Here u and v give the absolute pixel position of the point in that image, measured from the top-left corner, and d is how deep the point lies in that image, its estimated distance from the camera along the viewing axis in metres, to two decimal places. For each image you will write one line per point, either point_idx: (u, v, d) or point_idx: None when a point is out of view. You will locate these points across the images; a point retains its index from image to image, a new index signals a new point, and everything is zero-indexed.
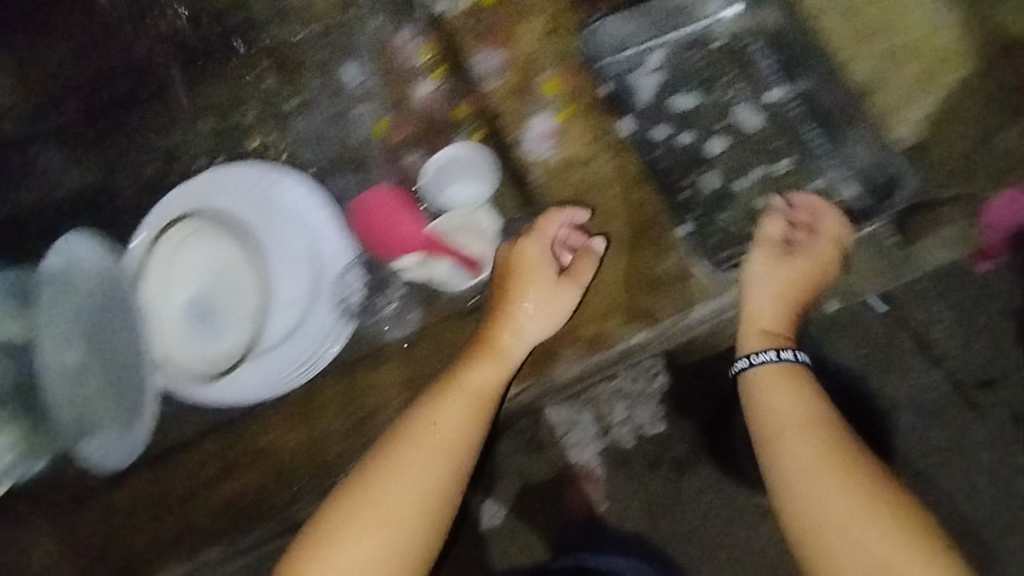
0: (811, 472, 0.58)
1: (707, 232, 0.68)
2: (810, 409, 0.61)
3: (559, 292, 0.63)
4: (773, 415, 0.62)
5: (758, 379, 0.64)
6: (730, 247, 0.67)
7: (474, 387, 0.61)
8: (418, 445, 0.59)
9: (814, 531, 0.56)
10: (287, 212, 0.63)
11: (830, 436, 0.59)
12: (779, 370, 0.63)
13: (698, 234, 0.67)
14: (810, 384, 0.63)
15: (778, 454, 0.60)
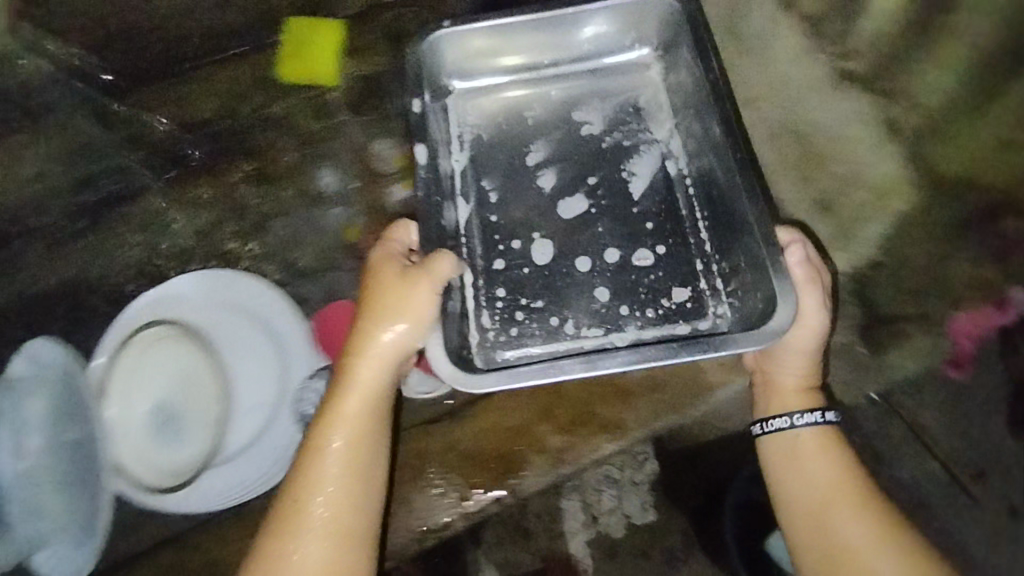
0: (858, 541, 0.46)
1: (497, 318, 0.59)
2: (848, 477, 0.50)
3: (415, 297, 0.50)
4: (800, 485, 0.50)
5: (793, 439, 0.53)
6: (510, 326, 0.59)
7: (348, 442, 0.49)
8: (304, 531, 0.46)
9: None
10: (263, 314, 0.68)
11: (861, 496, 0.48)
12: (818, 436, 0.52)
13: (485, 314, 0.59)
14: (844, 452, 0.51)
15: (832, 520, 0.48)
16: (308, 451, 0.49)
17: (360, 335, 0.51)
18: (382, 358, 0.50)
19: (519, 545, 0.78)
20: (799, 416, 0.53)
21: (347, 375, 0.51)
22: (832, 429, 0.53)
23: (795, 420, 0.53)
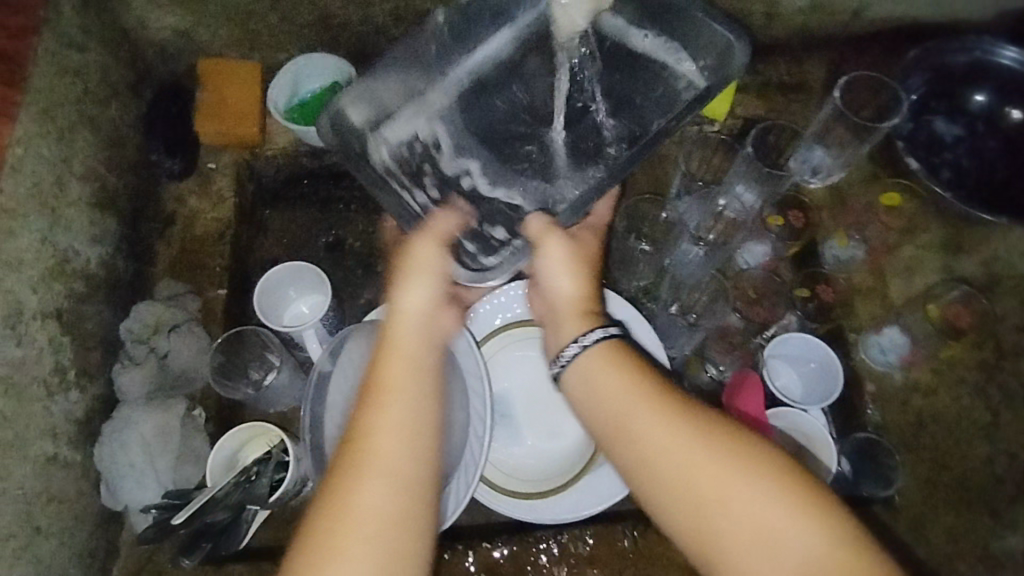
0: (663, 436, 0.61)
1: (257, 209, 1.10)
2: (644, 384, 0.65)
3: (431, 260, 0.75)
4: (606, 393, 0.66)
5: (582, 358, 0.68)
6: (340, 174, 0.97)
7: (383, 403, 0.66)
8: (372, 460, 0.63)
9: (699, 513, 0.58)
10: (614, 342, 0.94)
11: (641, 380, 0.65)
12: (599, 349, 0.68)
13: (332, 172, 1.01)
14: (628, 352, 0.68)
15: (635, 433, 0.63)
16: (379, 392, 0.67)
17: (391, 314, 0.73)
18: (416, 316, 0.72)
19: None
20: (584, 338, 0.69)
21: (392, 329, 0.72)
22: (618, 339, 0.69)
23: (581, 342, 0.69)
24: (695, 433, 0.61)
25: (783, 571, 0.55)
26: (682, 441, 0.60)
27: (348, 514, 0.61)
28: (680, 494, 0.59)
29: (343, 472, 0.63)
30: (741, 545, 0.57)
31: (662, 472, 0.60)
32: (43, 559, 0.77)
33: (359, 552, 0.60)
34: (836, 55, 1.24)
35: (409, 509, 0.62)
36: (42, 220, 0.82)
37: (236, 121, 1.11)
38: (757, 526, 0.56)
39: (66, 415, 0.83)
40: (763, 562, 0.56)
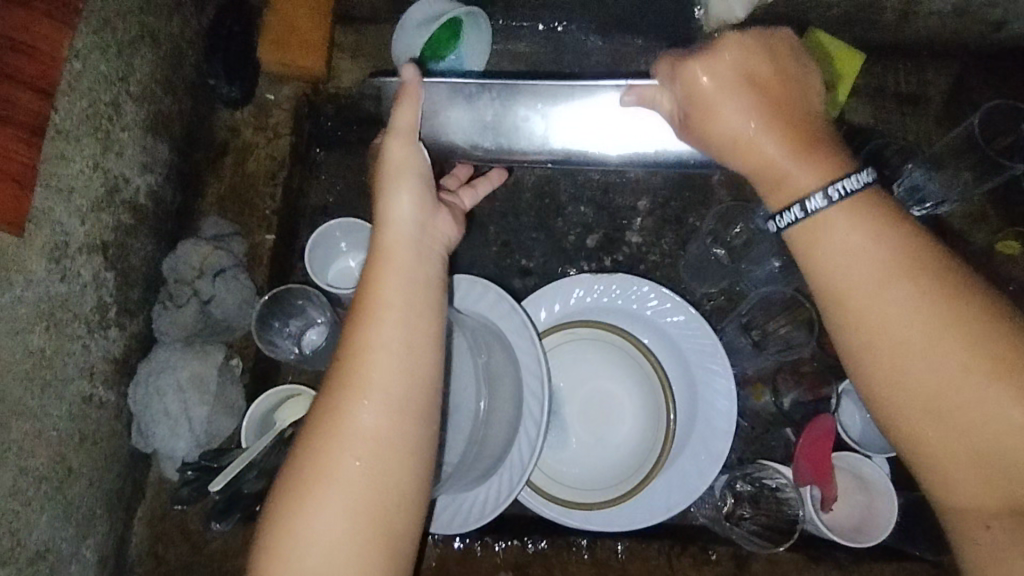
0: (910, 314, 0.50)
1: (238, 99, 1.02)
2: (887, 250, 0.52)
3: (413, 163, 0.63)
4: (846, 255, 0.53)
5: (817, 220, 0.54)
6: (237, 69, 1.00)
7: (376, 326, 0.56)
8: (361, 398, 0.54)
9: (917, 404, 0.50)
10: (686, 355, 0.89)
11: (905, 247, 0.52)
12: (845, 205, 0.53)
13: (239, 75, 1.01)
14: (876, 216, 0.53)
15: (870, 314, 0.52)
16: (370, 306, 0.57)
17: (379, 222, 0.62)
18: (405, 221, 0.61)
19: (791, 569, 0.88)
20: (833, 190, 0.54)
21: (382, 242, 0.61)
22: (870, 193, 0.54)
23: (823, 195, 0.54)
24: (959, 318, 0.50)
25: (990, 484, 0.49)
26: (936, 327, 0.50)
27: (339, 438, 0.53)
28: (909, 388, 0.50)
29: (334, 389, 0.55)
30: (965, 442, 0.49)
31: (890, 363, 0.51)
32: (72, 500, 0.75)
33: (345, 475, 0.52)
34: (961, 67, 1.11)
35: (400, 434, 0.54)
36: (94, 144, 0.75)
37: (303, 53, 1.02)
38: (990, 424, 0.49)
39: (104, 354, 0.79)
40: (983, 474, 0.49)
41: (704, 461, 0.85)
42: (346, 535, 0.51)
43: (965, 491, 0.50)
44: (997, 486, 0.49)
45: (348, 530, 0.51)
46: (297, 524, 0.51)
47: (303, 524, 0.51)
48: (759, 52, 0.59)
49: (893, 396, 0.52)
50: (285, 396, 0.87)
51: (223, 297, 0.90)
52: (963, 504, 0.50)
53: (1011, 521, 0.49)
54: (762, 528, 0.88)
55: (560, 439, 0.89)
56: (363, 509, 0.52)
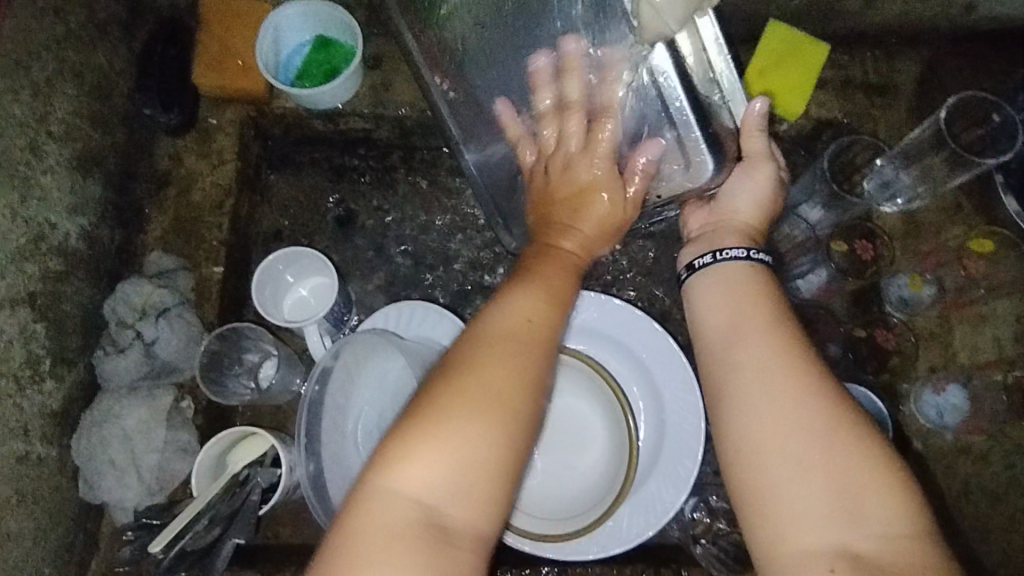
0: (751, 361, 0.59)
1: (175, 127, 0.97)
2: (749, 300, 0.63)
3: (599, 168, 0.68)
4: (723, 310, 0.64)
5: (712, 271, 0.67)
6: (171, 97, 0.96)
7: (524, 301, 0.60)
8: (483, 399, 0.54)
9: (767, 433, 0.56)
10: (652, 374, 0.86)
11: (761, 306, 0.62)
12: (723, 271, 0.67)
13: (175, 102, 0.96)
14: (747, 283, 0.65)
15: (736, 351, 0.60)
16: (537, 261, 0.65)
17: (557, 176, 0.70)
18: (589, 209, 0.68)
19: None
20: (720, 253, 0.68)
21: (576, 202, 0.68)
22: (751, 264, 0.67)
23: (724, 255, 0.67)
24: (801, 378, 0.57)
25: (826, 524, 0.53)
26: (790, 384, 0.57)
27: (483, 366, 0.55)
28: (754, 412, 0.57)
29: (444, 395, 0.54)
30: (807, 477, 0.54)
31: (748, 419, 0.57)
32: (15, 564, 0.72)
33: (482, 393, 0.54)
34: (930, 53, 1.07)
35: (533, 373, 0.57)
36: (10, 192, 0.72)
37: (240, 74, 0.97)
38: (836, 468, 0.53)
39: (41, 410, 0.76)
40: (826, 511, 0.53)
41: (673, 482, 0.82)
42: (484, 462, 0.53)
43: (800, 533, 0.53)
44: (834, 525, 0.52)
45: (477, 469, 0.53)
46: (431, 434, 0.52)
47: (428, 438, 0.52)
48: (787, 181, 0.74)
49: (748, 449, 0.56)
50: (236, 439, 0.84)
51: (168, 340, 0.87)
52: (801, 546, 0.53)
53: (854, 573, 0.51)
54: (736, 544, 0.85)
55: (522, 473, 0.86)
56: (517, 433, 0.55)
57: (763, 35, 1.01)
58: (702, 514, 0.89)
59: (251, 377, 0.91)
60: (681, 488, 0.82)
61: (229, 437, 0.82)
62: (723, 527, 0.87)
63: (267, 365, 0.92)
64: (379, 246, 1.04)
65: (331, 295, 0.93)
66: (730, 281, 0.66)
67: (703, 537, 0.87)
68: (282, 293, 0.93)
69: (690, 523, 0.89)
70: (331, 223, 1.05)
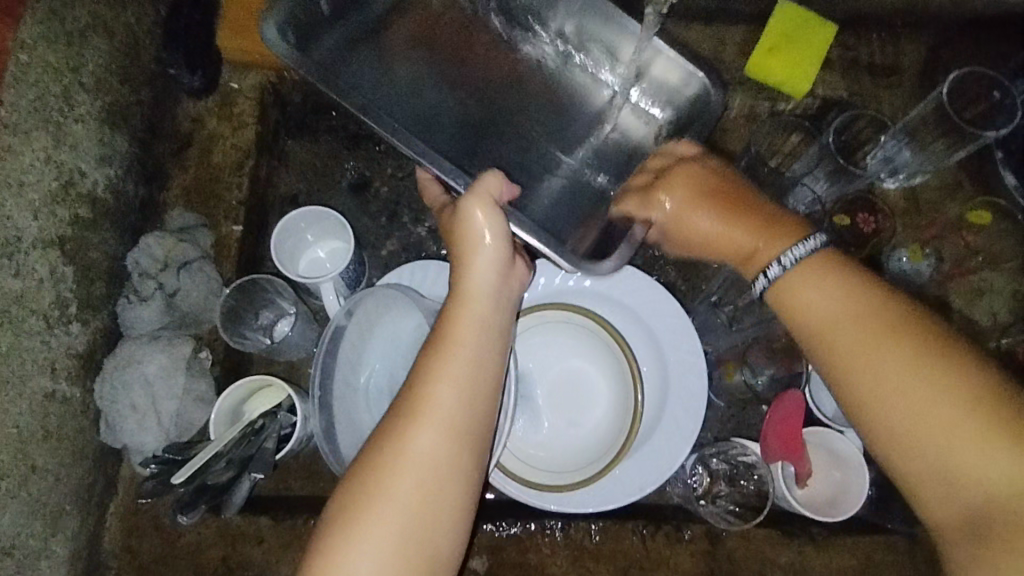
0: (865, 360, 0.57)
1: (198, 90, 1.00)
2: (844, 296, 0.59)
3: (494, 230, 0.66)
4: (824, 307, 0.60)
5: (787, 275, 0.62)
6: (196, 60, 0.99)
7: (449, 373, 0.61)
8: (405, 476, 0.57)
9: (876, 409, 0.56)
10: (658, 336, 0.89)
11: (859, 295, 0.59)
12: (806, 263, 0.62)
13: (200, 65, 0.99)
14: (841, 273, 0.61)
15: (842, 352, 0.58)
16: (440, 342, 0.63)
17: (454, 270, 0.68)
18: (486, 285, 0.66)
19: (773, 546, 0.87)
20: (786, 256, 0.63)
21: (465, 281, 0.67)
22: (828, 252, 0.62)
23: (792, 253, 0.62)
24: (923, 371, 0.54)
25: (971, 508, 0.52)
26: (907, 377, 0.54)
27: (395, 467, 0.58)
28: (874, 413, 0.56)
29: (359, 483, 0.58)
30: (926, 450, 0.53)
31: (877, 416, 0.56)
32: (39, 495, 0.75)
33: (414, 479, 0.58)
34: (936, 37, 1.09)
35: (458, 458, 0.59)
36: (44, 137, 0.75)
37: (263, 39, 1.00)
38: (956, 435, 0.52)
39: (67, 350, 0.79)
40: (967, 496, 0.52)
41: (676, 440, 0.85)
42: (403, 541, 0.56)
43: (940, 513, 0.53)
44: (963, 492, 0.52)
45: (393, 562, 0.56)
46: (345, 541, 0.56)
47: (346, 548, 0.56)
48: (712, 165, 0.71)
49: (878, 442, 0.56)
50: (253, 385, 0.86)
51: (189, 291, 0.89)
52: (941, 519, 0.53)
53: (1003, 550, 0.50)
54: (732, 501, 0.89)
55: (526, 432, 0.88)
56: (437, 496, 0.58)
57: (772, 16, 1.04)
58: (701, 476, 0.90)
59: (267, 332, 0.93)
60: (683, 445, 0.85)
61: (248, 383, 0.85)
62: (720, 486, 0.90)
63: (283, 322, 0.94)
64: (391, 213, 1.06)
65: (347, 256, 0.95)
66: (802, 279, 0.62)
67: (701, 498, 0.89)
68: (299, 251, 0.96)
69: (690, 484, 0.90)
70: (347, 190, 1.06)
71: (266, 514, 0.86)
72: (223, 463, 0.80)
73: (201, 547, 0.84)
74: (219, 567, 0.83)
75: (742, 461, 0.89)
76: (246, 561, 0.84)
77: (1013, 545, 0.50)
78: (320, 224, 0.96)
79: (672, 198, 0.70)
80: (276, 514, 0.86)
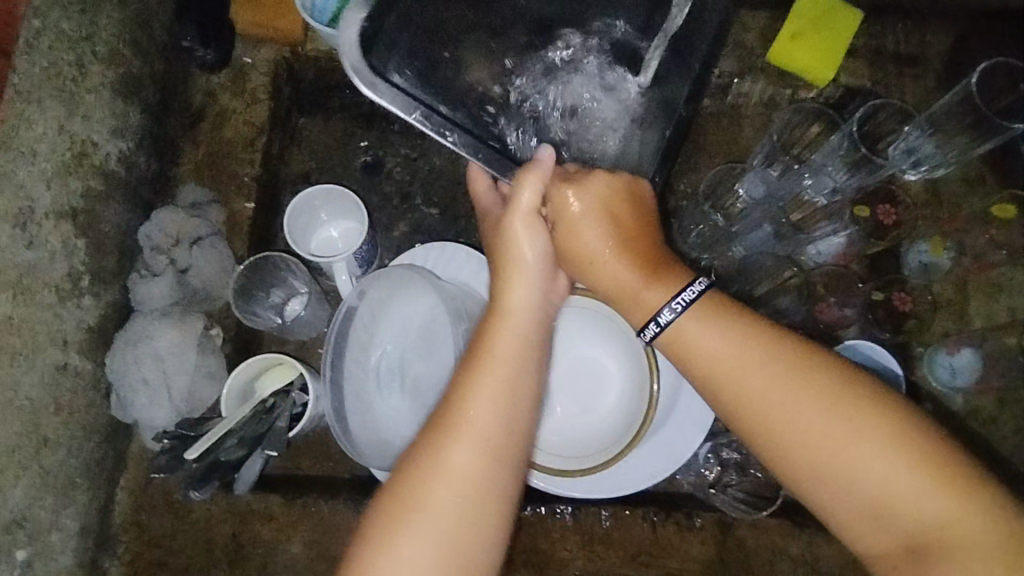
0: (767, 401, 0.58)
1: (210, 64, 0.98)
2: (747, 333, 0.61)
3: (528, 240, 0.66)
4: (720, 352, 0.61)
5: (678, 326, 0.63)
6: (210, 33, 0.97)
7: (496, 393, 0.60)
8: (436, 491, 0.56)
9: (779, 433, 0.58)
10: None
11: (753, 336, 0.61)
12: (696, 309, 0.63)
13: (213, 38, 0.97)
14: (733, 313, 0.62)
15: (748, 397, 0.59)
16: (479, 360, 0.61)
17: (494, 296, 0.66)
18: (523, 292, 0.65)
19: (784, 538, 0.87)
20: (675, 302, 0.63)
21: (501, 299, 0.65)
22: (714, 295, 0.63)
23: (677, 302, 0.63)
24: (823, 403, 0.57)
25: (887, 529, 0.55)
26: (811, 412, 0.57)
27: (424, 487, 0.57)
28: (782, 461, 0.58)
29: (386, 511, 0.57)
30: (834, 483, 0.56)
31: (789, 461, 0.58)
32: (51, 469, 0.75)
33: (448, 500, 0.56)
34: (964, 26, 1.06)
35: (493, 476, 0.58)
36: (56, 106, 0.73)
37: (277, 13, 0.98)
38: (866, 477, 0.55)
39: (78, 323, 0.79)
40: (868, 520, 0.56)
41: (689, 427, 0.85)
42: (443, 564, 0.55)
43: (868, 540, 0.56)
44: (886, 528, 0.55)
45: None
46: (387, 571, 0.55)
47: (395, 543, 0.55)
48: (624, 193, 0.68)
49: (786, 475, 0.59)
50: (266, 362, 0.85)
51: (201, 268, 0.88)
52: (867, 549, 0.57)
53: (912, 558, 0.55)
54: (743, 491, 0.88)
55: (537, 416, 0.88)
56: (469, 514, 0.57)
57: None
58: (712, 465, 0.90)
59: (278, 311, 0.92)
60: (696, 434, 0.84)
61: (260, 360, 0.84)
62: (732, 475, 0.89)
63: (295, 302, 0.93)
64: (406, 194, 1.03)
65: (360, 235, 0.93)
66: (706, 331, 0.62)
67: (712, 487, 0.89)
68: (311, 230, 0.94)
69: (701, 473, 0.90)
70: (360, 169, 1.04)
71: (276, 492, 0.87)
72: (238, 439, 0.80)
73: (212, 524, 0.84)
74: (230, 543, 0.84)
75: (754, 451, 0.89)
76: (256, 538, 0.84)
77: (932, 560, 0.54)
78: (332, 202, 0.94)
79: (576, 209, 0.66)
80: (288, 493, 0.86)
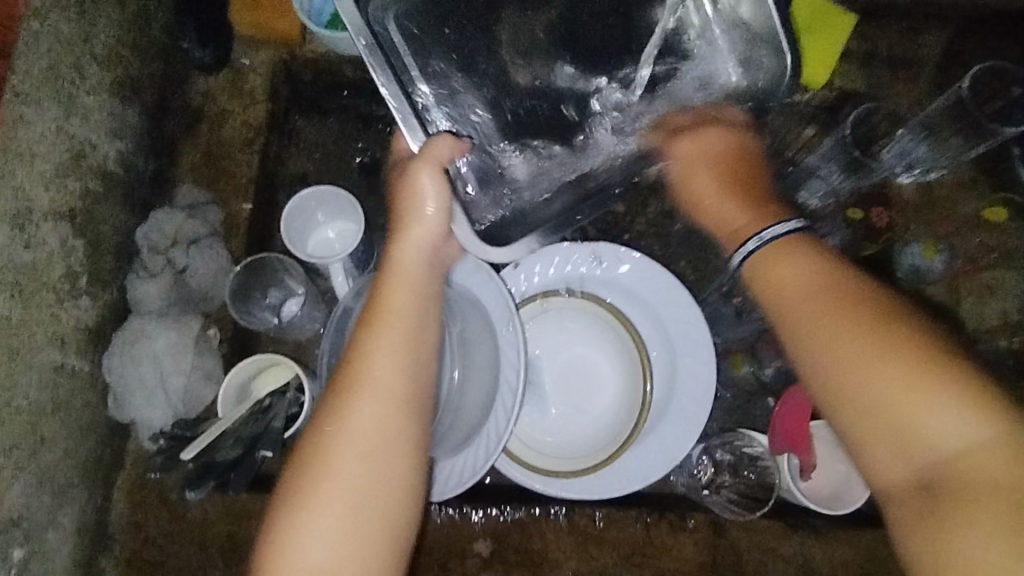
0: (808, 325, 0.61)
1: (208, 65, 0.99)
2: (814, 267, 0.64)
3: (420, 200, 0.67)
4: (788, 280, 0.64)
5: (761, 254, 0.67)
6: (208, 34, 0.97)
7: (387, 344, 0.63)
8: (347, 449, 0.59)
9: (820, 347, 0.59)
10: (669, 326, 0.88)
11: (824, 268, 0.63)
12: (778, 244, 0.67)
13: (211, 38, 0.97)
14: (806, 252, 0.65)
15: (797, 319, 0.62)
16: (373, 317, 0.65)
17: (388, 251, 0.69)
18: (418, 248, 0.68)
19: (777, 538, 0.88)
20: (759, 238, 0.68)
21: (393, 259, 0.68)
22: (793, 236, 0.67)
23: (764, 235, 0.68)
24: (859, 325, 0.58)
25: (909, 461, 0.52)
26: (841, 335, 0.58)
27: (330, 449, 0.59)
28: (819, 380, 0.59)
29: (295, 475, 0.59)
30: (854, 405, 0.56)
31: (821, 375, 0.58)
32: (49, 468, 0.75)
33: (354, 453, 0.59)
34: (957, 30, 1.07)
35: (398, 427, 0.61)
36: (56, 108, 0.74)
37: (275, 14, 0.98)
38: (900, 398, 0.53)
39: (76, 323, 0.79)
40: (891, 447, 0.53)
41: (683, 427, 0.85)
42: (352, 517, 0.57)
43: (885, 471, 0.54)
44: (904, 454, 0.53)
45: (346, 535, 0.57)
46: (297, 528, 0.57)
47: (305, 517, 0.57)
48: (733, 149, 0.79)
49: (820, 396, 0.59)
50: (258, 365, 0.85)
51: (199, 268, 0.89)
52: (887, 480, 0.54)
53: (923, 494, 0.51)
54: (736, 491, 0.89)
55: (533, 416, 0.89)
56: (375, 471, 0.59)
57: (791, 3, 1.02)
58: (706, 466, 0.90)
59: (275, 312, 0.93)
60: (691, 434, 0.85)
61: (252, 362, 0.84)
62: (725, 476, 0.90)
63: (291, 302, 0.93)
64: None
65: (356, 236, 0.94)
66: (789, 260, 0.65)
67: (705, 489, 0.90)
68: (308, 230, 0.95)
69: (695, 474, 0.90)
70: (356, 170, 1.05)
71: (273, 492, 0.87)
72: (232, 441, 0.81)
73: (209, 524, 0.85)
74: (225, 543, 0.84)
75: (748, 452, 0.89)
76: (251, 537, 0.84)
77: (940, 498, 0.50)
78: (329, 203, 0.95)
79: (692, 147, 0.78)
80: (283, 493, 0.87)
